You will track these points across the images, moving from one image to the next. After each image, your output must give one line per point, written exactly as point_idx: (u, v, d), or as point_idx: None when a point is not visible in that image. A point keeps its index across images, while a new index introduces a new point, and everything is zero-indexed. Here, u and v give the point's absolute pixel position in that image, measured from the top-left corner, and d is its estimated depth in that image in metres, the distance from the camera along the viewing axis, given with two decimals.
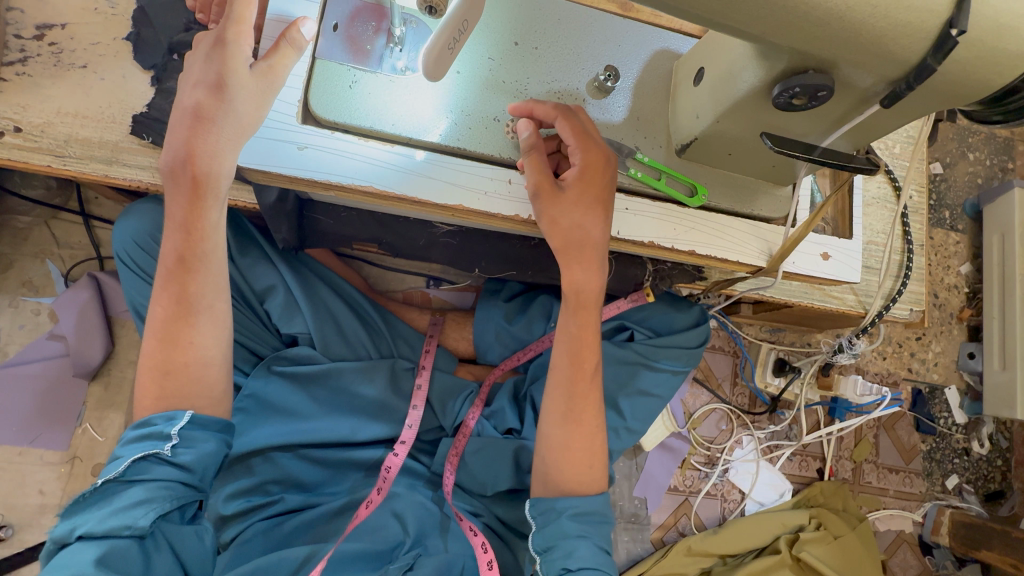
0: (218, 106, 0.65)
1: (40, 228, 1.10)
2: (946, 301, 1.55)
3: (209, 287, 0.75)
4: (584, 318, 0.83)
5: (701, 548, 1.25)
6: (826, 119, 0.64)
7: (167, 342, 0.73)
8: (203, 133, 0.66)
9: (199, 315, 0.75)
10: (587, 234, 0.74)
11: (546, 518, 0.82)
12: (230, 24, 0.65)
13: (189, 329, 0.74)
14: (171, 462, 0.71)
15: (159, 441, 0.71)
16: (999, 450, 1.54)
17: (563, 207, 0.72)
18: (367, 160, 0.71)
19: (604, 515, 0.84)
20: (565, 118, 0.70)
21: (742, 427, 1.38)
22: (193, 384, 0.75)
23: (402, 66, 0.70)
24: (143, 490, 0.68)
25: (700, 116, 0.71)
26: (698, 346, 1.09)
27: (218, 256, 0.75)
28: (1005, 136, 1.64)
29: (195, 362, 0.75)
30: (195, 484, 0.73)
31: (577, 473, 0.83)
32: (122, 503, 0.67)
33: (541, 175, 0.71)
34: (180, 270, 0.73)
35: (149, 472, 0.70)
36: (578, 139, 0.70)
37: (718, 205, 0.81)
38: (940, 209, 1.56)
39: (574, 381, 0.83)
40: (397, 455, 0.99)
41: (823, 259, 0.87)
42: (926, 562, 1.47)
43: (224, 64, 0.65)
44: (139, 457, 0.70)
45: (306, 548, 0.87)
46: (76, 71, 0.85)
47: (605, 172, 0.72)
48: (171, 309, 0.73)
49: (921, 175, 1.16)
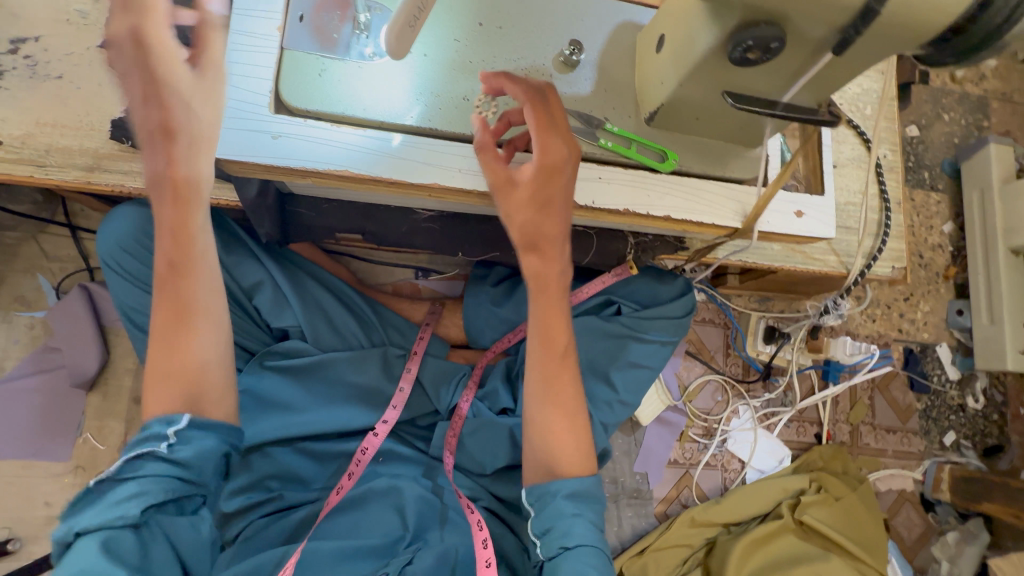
0: (186, 123, 0.64)
1: (30, 243, 1.11)
2: (932, 261, 1.56)
3: (200, 292, 0.77)
4: (548, 302, 0.82)
5: (704, 518, 1.26)
6: (785, 75, 0.66)
7: (169, 351, 0.75)
8: (180, 151, 0.66)
9: (191, 321, 0.76)
10: (545, 228, 0.75)
11: (541, 502, 0.83)
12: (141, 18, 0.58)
13: (189, 336, 0.76)
14: (169, 457, 0.71)
15: (154, 438, 0.72)
16: (994, 404, 1.56)
17: (517, 202, 0.73)
18: (339, 143, 0.72)
19: (597, 496, 0.85)
20: (530, 107, 0.70)
21: (737, 396, 1.40)
22: (193, 387, 0.76)
23: (370, 52, 0.72)
24: (138, 484, 0.69)
25: (664, 82, 0.73)
26: (685, 315, 1.11)
27: (206, 258, 0.77)
28: (979, 95, 1.66)
29: (194, 365, 0.76)
30: (191, 479, 0.73)
31: (569, 455, 0.84)
32: (118, 496, 0.68)
33: (495, 169, 0.72)
34: (169, 281, 0.74)
35: (145, 469, 0.70)
36: (534, 125, 0.69)
37: (689, 169, 0.82)
38: (918, 171, 1.58)
39: (557, 357, 0.85)
40: (376, 435, 1.01)
41: (797, 218, 0.86)
42: (930, 519, 1.48)
43: (160, 63, 0.60)
44: (135, 453, 0.71)
45: (278, 551, 0.86)
46: (52, 82, 0.87)
47: (564, 164, 0.70)
48: (169, 314, 0.75)
49: (893, 135, 1.18)
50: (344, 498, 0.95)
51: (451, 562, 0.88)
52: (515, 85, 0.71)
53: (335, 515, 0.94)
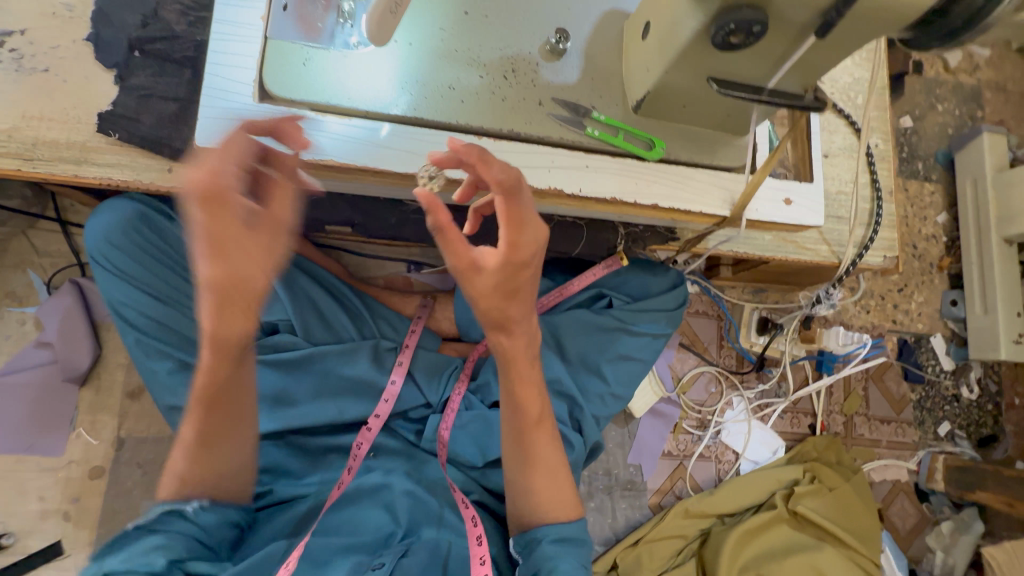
0: (259, 278, 0.60)
1: (20, 238, 1.11)
2: (926, 252, 1.56)
3: (233, 418, 0.79)
4: (517, 374, 0.83)
5: (698, 509, 1.26)
6: (770, 59, 0.66)
7: (197, 464, 0.78)
8: (249, 302, 0.61)
9: (226, 436, 0.79)
10: (507, 314, 0.72)
11: (527, 549, 0.85)
12: (217, 175, 0.55)
13: (231, 442, 0.80)
14: (194, 521, 0.79)
15: (181, 500, 0.79)
16: (989, 394, 1.56)
17: (478, 287, 0.67)
18: (325, 133, 0.72)
19: (583, 539, 0.87)
20: (502, 196, 0.62)
21: (731, 388, 1.40)
22: (218, 476, 0.81)
23: (355, 41, 0.72)
24: (164, 538, 0.75)
25: (650, 70, 0.72)
26: (677, 308, 1.12)
27: (241, 385, 0.78)
28: (973, 85, 1.66)
29: (230, 458, 0.80)
30: (207, 544, 0.80)
31: (553, 496, 0.87)
32: (143, 546, 0.73)
33: (458, 254, 0.64)
34: (204, 408, 0.74)
35: (172, 524, 0.77)
36: (503, 221, 0.63)
37: (677, 157, 0.82)
38: (912, 162, 1.58)
39: (530, 376, 0.84)
40: (369, 429, 1.01)
41: (785, 205, 0.86)
42: (924, 509, 1.48)
43: (232, 220, 0.57)
44: (166, 509, 0.78)
45: (284, 542, 0.85)
46: (39, 75, 0.87)
47: (532, 261, 0.66)
48: (213, 427, 0.76)
49: (885, 124, 1.18)
50: (345, 492, 0.95)
51: (443, 560, 0.88)
52: (490, 167, 0.62)
53: (330, 513, 0.93)
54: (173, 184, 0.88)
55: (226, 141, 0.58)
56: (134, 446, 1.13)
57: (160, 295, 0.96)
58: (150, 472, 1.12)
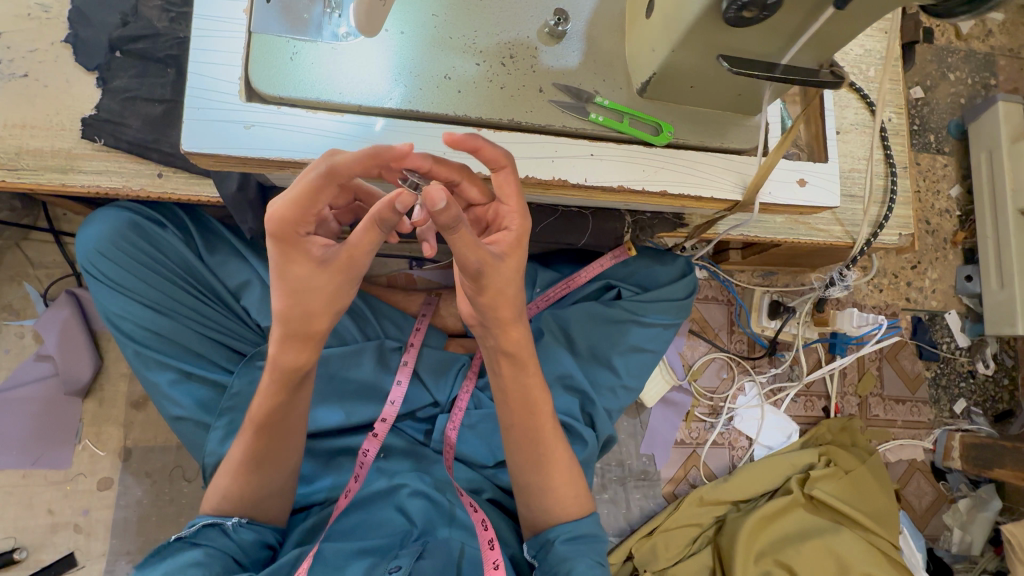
0: (322, 319, 0.72)
1: (13, 251, 1.09)
2: (939, 227, 1.53)
3: (282, 447, 0.81)
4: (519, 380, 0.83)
5: (712, 497, 1.24)
6: (783, 33, 0.62)
7: (239, 483, 0.80)
8: (305, 338, 0.73)
9: (267, 465, 0.80)
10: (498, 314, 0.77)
11: (544, 552, 0.84)
12: (292, 221, 0.64)
13: (275, 466, 0.81)
14: (232, 538, 0.79)
15: (223, 515, 0.81)
16: (1005, 369, 1.53)
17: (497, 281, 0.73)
18: (316, 131, 0.69)
19: (599, 535, 0.86)
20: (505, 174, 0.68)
21: (743, 373, 1.38)
22: (261, 498, 0.82)
23: (343, 32, 0.69)
24: (202, 554, 0.76)
25: (655, 50, 0.68)
26: (687, 297, 1.09)
27: (291, 414, 0.80)
28: (985, 52, 1.60)
29: (270, 489, 0.82)
30: (242, 565, 0.79)
31: (568, 496, 0.85)
32: (182, 561, 0.74)
33: (480, 250, 0.67)
34: (258, 431, 0.79)
35: (212, 538, 0.78)
36: (518, 211, 0.72)
37: (685, 141, 0.78)
38: (924, 134, 1.53)
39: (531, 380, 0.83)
40: (376, 435, 0.98)
41: (800, 187, 0.82)
42: (941, 488, 1.47)
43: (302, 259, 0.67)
44: (207, 523, 0.79)
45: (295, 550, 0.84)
46: (18, 81, 0.84)
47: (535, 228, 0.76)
48: (255, 447, 0.79)
49: (899, 97, 1.13)
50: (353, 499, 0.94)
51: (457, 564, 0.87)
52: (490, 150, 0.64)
53: (343, 519, 0.93)
54: (164, 190, 0.86)
55: (304, 187, 0.62)
56: (142, 455, 1.12)
57: (157, 305, 0.94)
58: (159, 480, 1.11)
